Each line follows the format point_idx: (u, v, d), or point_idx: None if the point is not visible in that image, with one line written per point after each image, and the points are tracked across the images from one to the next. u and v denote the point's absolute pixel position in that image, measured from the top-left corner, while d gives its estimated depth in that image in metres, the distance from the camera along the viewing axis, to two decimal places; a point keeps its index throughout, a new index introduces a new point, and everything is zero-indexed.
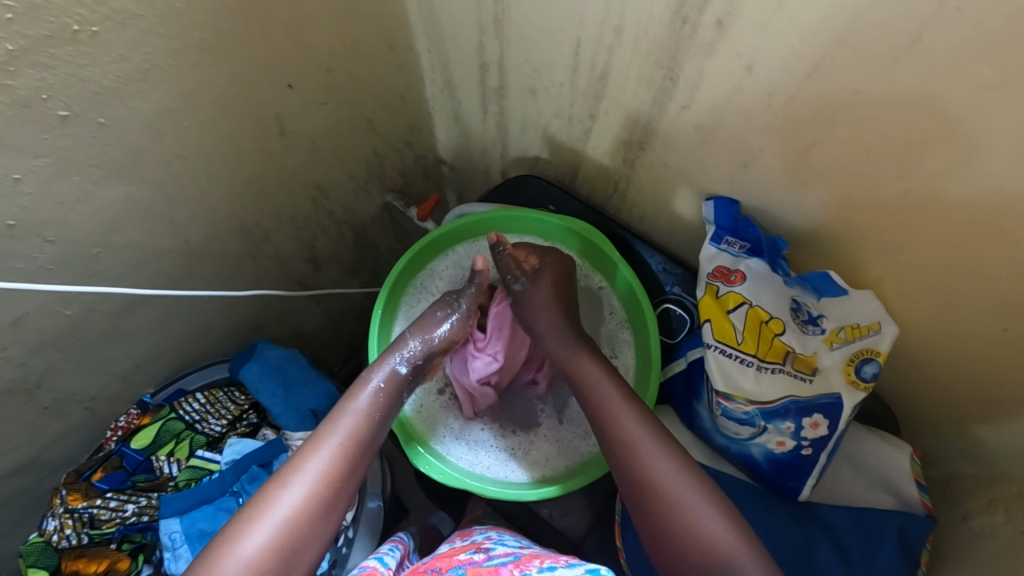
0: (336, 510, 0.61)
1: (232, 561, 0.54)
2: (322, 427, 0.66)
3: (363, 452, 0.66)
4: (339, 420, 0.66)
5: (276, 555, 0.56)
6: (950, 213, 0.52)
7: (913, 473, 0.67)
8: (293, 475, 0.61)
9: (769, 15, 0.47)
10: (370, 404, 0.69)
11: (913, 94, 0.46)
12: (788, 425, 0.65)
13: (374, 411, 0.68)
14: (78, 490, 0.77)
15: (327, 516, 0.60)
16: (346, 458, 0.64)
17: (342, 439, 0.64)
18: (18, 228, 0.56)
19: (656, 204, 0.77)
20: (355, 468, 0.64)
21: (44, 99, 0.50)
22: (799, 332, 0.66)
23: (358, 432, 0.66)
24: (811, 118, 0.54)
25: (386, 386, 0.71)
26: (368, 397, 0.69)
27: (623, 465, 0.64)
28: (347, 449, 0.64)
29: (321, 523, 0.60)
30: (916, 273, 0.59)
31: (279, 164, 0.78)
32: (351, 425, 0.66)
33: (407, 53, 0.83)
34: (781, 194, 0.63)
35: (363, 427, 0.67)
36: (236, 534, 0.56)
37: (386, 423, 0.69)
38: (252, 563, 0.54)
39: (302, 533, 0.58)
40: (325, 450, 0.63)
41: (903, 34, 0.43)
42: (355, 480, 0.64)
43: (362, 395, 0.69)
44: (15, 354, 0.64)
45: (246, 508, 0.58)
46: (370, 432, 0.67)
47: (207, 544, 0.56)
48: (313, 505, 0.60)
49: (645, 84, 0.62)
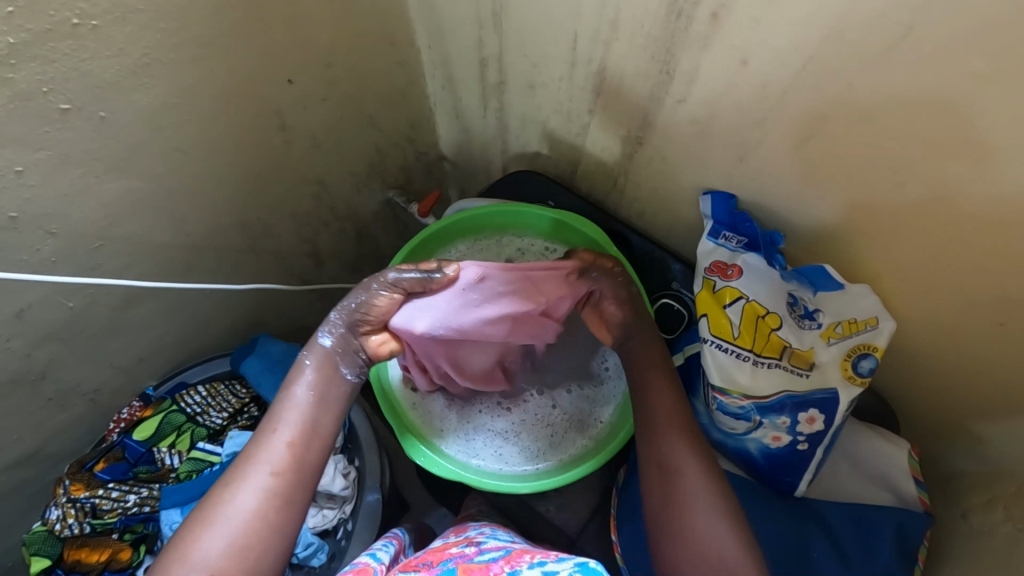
0: (294, 500, 0.59)
1: (190, 569, 0.53)
2: (265, 421, 0.63)
3: (311, 434, 0.63)
4: (280, 411, 0.64)
5: (234, 554, 0.55)
6: (947, 208, 0.52)
7: (912, 470, 0.67)
8: (238, 473, 0.59)
9: (763, 9, 0.47)
10: (308, 387, 0.65)
11: (907, 85, 0.46)
12: (783, 420, 0.65)
13: (316, 393, 0.65)
14: (80, 480, 0.78)
15: (285, 507, 0.59)
16: (294, 445, 0.61)
17: (284, 429, 0.62)
18: (21, 220, 0.57)
19: (656, 199, 0.77)
20: (305, 453, 0.62)
21: (45, 93, 0.51)
22: (796, 327, 0.66)
23: (303, 418, 0.63)
24: (807, 110, 0.53)
25: (319, 366, 0.66)
26: (306, 382, 0.65)
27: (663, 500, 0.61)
28: (294, 436, 0.62)
29: (280, 512, 0.58)
30: (913, 268, 0.59)
31: (280, 159, 0.79)
32: (294, 412, 0.63)
33: (408, 49, 0.83)
34: (777, 189, 0.63)
35: (306, 411, 0.64)
36: (189, 541, 0.55)
37: (334, 401, 0.66)
38: (213, 567, 0.54)
39: (260, 528, 0.56)
40: (269, 442, 0.61)
41: (897, 25, 0.43)
42: (311, 464, 0.62)
43: (298, 381, 0.65)
44: (19, 345, 0.65)
45: (197, 512, 0.57)
46: (314, 415, 0.64)
47: (163, 553, 0.56)
48: (266, 499, 0.58)
49: (641, 78, 0.62)
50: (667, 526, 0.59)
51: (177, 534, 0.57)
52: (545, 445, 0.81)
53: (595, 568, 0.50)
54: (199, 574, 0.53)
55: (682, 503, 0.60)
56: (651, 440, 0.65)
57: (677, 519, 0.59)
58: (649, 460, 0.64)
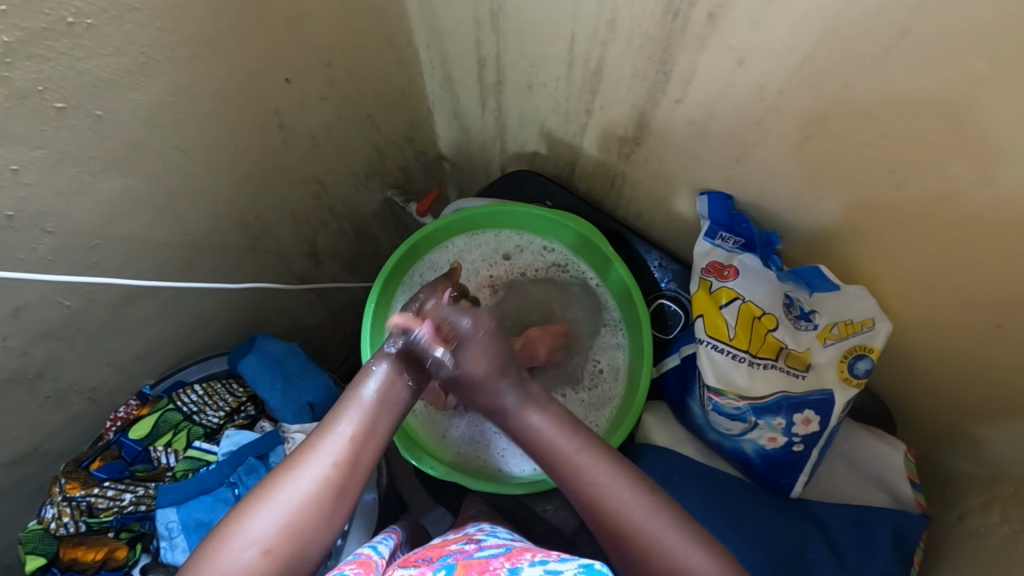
0: (346, 497, 0.61)
1: (243, 545, 0.56)
2: (331, 412, 0.65)
3: (372, 434, 0.64)
4: (346, 406, 0.65)
5: (284, 538, 0.57)
6: (946, 207, 0.52)
7: (907, 471, 0.67)
8: (302, 459, 0.61)
9: (760, 8, 0.47)
10: (375, 388, 0.66)
11: (903, 86, 0.46)
12: (779, 421, 0.64)
13: (381, 395, 0.66)
14: (76, 479, 0.78)
15: (336, 501, 0.61)
16: (354, 443, 0.63)
17: (347, 426, 0.63)
18: (17, 219, 0.57)
19: (654, 200, 0.77)
20: (363, 452, 0.63)
21: (41, 91, 0.51)
22: (792, 328, 0.66)
23: (366, 417, 0.64)
24: (804, 110, 0.53)
25: (390, 368, 0.68)
26: (374, 382, 0.67)
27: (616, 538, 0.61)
28: (354, 434, 0.63)
29: (332, 506, 0.60)
30: (910, 268, 0.59)
31: (278, 158, 0.79)
32: (358, 409, 0.65)
33: (406, 48, 0.83)
34: (775, 190, 0.63)
35: (370, 411, 0.65)
36: (246, 516, 0.58)
37: (395, 404, 0.67)
38: (261, 547, 0.56)
39: (312, 518, 0.59)
40: (332, 435, 0.63)
41: (892, 26, 0.43)
42: (367, 463, 0.64)
43: (367, 380, 0.67)
44: (16, 343, 0.65)
45: (259, 490, 0.60)
46: (376, 416, 0.65)
47: (219, 523, 0.59)
48: (320, 491, 0.60)
49: (639, 79, 0.62)
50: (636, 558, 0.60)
51: (236, 507, 0.59)
52: None
53: (599, 570, 0.49)
54: (250, 550, 0.56)
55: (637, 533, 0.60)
56: (576, 486, 0.64)
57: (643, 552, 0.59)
58: (583, 506, 0.63)
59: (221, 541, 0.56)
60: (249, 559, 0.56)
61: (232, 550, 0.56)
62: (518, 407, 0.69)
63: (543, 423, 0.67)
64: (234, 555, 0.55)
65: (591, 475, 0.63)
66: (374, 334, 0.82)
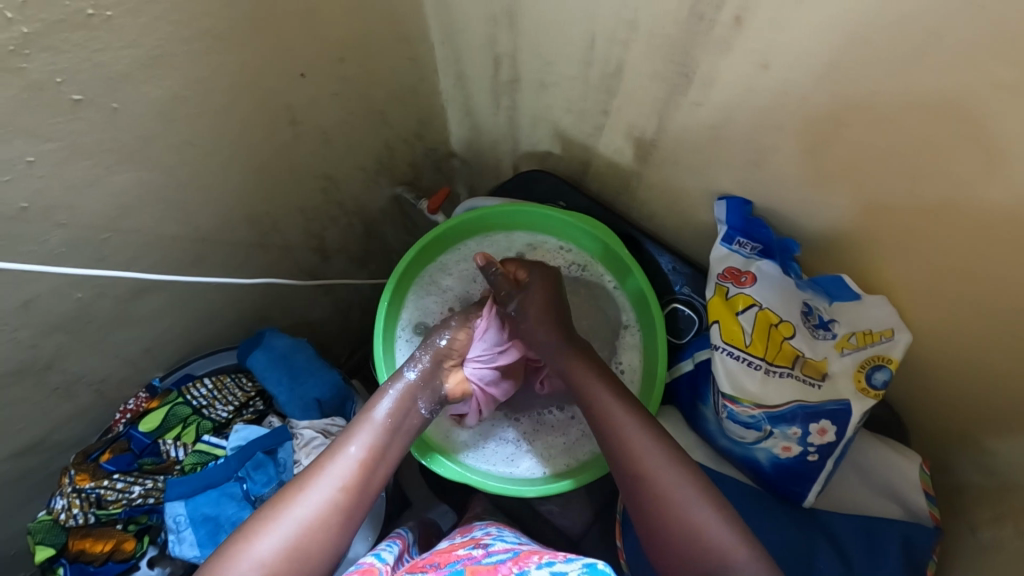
0: (351, 519, 0.62)
1: (247, 564, 0.55)
2: (341, 436, 0.67)
3: (380, 460, 0.67)
4: (357, 429, 0.67)
5: (289, 557, 0.57)
6: (970, 219, 0.51)
7: (922, 483, 0.65)
8: (311, 481, 0.62)
9: (786, 12, 0.46)
10: (386, 413, 0.69)
11: (931, 93, 0.45)
12: (795, 430, 0.63)
13: (392, 421, 0.69)
14: (86, 471, 0.78)
15: (342, 524, 0.61)
16: (364, 466, 0.65)
17: (358, 449, 0.65)
18: (31, 211, 0.56)
19: (668, 203, 0.76)
20: (371, 476, 0.65)
21: (58, 83, 0.51)
22: (809, 337, 0.64)
23: (376, 441, 0.67)
24: (826, 116, 0.52)
25: (401, 395, 0.71)
26: (385, 408, 0.70)
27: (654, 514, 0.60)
28: (364, 457, 0.65)
29: (338, 527, 0.61)
30: (930, 278, 0.58)
31: (289, 153, 0.78)
32: (369, 433, 0.67)
33: (421, 45, 0.82)
34: (793, 194, 0.62)
35: (380, 437, 0.67)
36: (253, 534, 0.58)
37: (402, 432, 0.70)
38: (266, 566, 0.56)
39: (317, 539, 0.59)
40: (344, 456, 0.65)
41: (923, 32, 0.42)
42: (374, 487, 0.65)
43: (378, 406, 0.70)
44: (26, 335, 0.65)
45: (267, 510, 0.60)
46: (385, 441, 0.68)
47: (224, 541, 0.58)
48: (328, 513, 0.60)
49: (658, 81, 0.61)
50: (672, 536, 0.58)
51: (240, 526, 0.59)
52: (553, 450, 0.81)
53: (603, 570, 0.49)
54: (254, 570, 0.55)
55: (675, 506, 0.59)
56: (625, 454, 0.64)
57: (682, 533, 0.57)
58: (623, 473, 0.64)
59: (226, 558, 0.56)
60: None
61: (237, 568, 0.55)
62: (562, 351, 0.75)
63: (578, 367, 0.72)
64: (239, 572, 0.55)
65: (635, 451, 0.63)
66: (386, 335, 0.83)
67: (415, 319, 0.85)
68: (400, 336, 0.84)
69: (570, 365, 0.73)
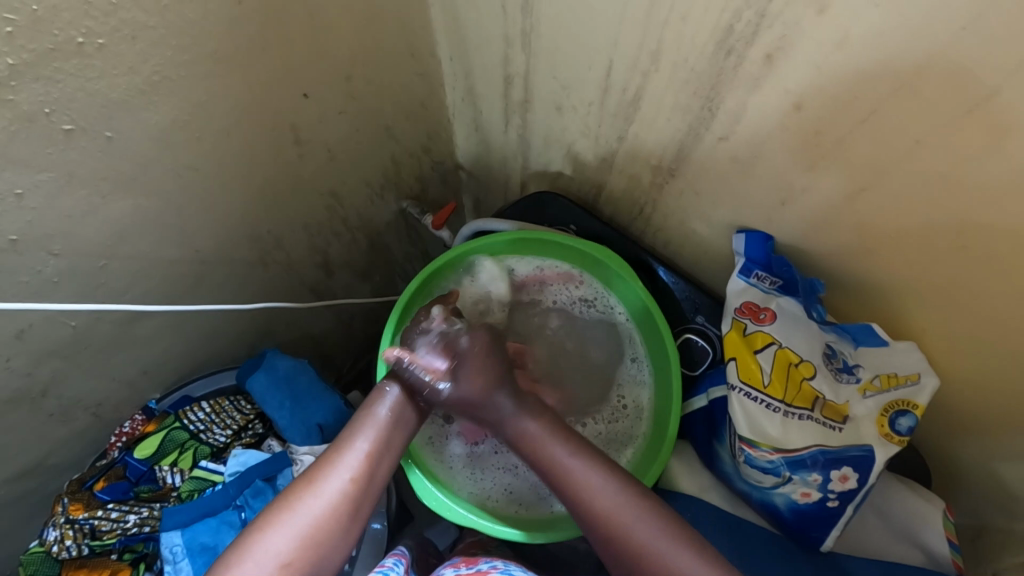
0: (362, 510, 0.63)
1: (262, 560, 0.57)
2: (345, 432, 0.67)
3: (386, 452, 0.67)
4: (361, 425, 0.68)
5: (303, 550, 0.59)
6: (1009, 264, 0.48)
7: (946, 530, 0.63)
8: (319, 476, 0.63)
9: (824, 50, 0.44)
10: (389, 408, 0.69)
11: (974, 136, 0.43)
12: (815, 476, 0.61)
13: (395, 415, 0.70)
14: (80, 500, 0.76)
15: (352, 516, 0.63)
16: (371, 458, 0.66)
17: (364, 443, 0.66)
18: (22, 242, 0.54)
19: (684, 228, 0.73)
20: (378, 468, 0.66)
21: (48, 113, 0.48)
22: (832, 379, 0.62)
23: (380, 435, 0.67)
24: (858, 153, 0.50)
25: (403, 390, 0.71)
26: (388, 403, 0.70)
27: (621, 555, 0.61)
28: (371, 450, 0.66)
29: (349, 518, 0.62)
30: (961, 320, 0.55)
31: (294, 172, 0.76)
32: (373, 427, 0.68)
33: (430, 60, 0.80)
34: (818, 227, 0.59)
35: (383, 431, 0.68)
36: (262, 531, 0.59)
37: (406, 425, 0.70)
38: (282, 560, 0.58)
39: (330, 531, 0.61)
40: (351, 450, 0.65)
41: (974, 78, 0.40)
42: (382, 479, 0.66)
43: (381, 401, 0.70)
44: (20, 365, 0.63)
45: (274, 507, 0.61)
46: (389, 433, 0.68)
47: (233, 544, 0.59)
48: (338, 506, 0.62)
49: (680, 112, 0.58)
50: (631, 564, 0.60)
51: (248, 527, 0.61)
52: None
53: None
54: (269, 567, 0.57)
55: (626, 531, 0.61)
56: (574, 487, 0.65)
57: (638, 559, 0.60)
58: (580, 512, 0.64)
59: (241, 556, 0.57)
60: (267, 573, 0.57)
61: (251, 565, 0.57)
62: (513, 416, 0.70)
63: (536, 431, 0.69)
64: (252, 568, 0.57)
65: (605, 519, 0.62)
66: None
67: None
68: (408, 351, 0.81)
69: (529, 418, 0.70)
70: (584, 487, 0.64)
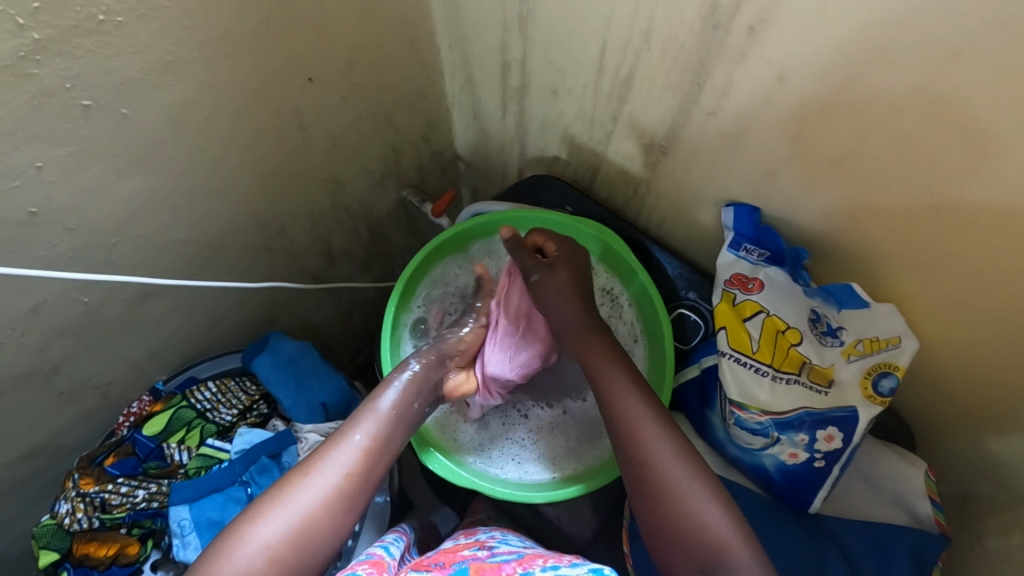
0: (356, 504, 0.63)
1: (250, 548, 0.57)
2: (345, 425, 0.68)
3: (383, 448, 0.67)
4: (361, 417, 0.68)
5: (291, 542, 0.59)
6: (983, 227, 0.51)
7: (928, 489, 0.66)
8: (314, 469, 0.63)
9: (804, 22, 0.47)
10: (391, 403, 0.70)
11: (943, 101, 0.45)
12: (801, 437, 0.64)
13: (396, 411, 0.70)
14: (90, 475, 0.78)
15: (345, 511, 0.63)
16: (367, 453, 0.66)
17: (362, 438, 0.66)
18: (40, 216, 0.56)
19: (677, 207, 0.76)
20: (374, 463, 0.66)
21: (69, 89, 0.50)
22: (817, 344, 0.65)
23: (380, 429, 0.68)
24: (838, 123, 0.52)
25: (406, 387, 0.72)
26: (390, 398, 0.70)
27: (653, 507, 0.61)
28: (368, 445, 0.66)
29: (340, 515, 0.62)
30: (940, 285, 0.58)
31: (299, 156, 0.78)
32: (373, 421, 0.68)
33: (429, 50, 0.83)
34: (802, 199, 0.62)
35: (384, 426, 0.68)
36: (253, 523, 0.59)
37: (406, 421, 0.71)
38: (271, 551, 0.57)
39: (321, 526, 0.60)
40: (348, 444, 0.65)
41: (944, 48, 0.43)
42: (378, 474, 0.66)
43: (384, 396, 0.70)
44: (34, 339, 0.65)
45: (267, 498, 0.62)
46: (388, 430, 0.68)
47: (221, 535, 0.59)
48: (331, 502, 0.62)
49: (671, 89, 0.61)
50: (668, 534, 0.59)
51: (240, 516, 0.61)
52: (559, 452, 0.82)
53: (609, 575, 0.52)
54: (258, 556, 0.57)
55: (676, 510, 0.59)
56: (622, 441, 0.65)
57: (667, 513, 0.60)
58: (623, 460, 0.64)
59: (229, 545, 0.57)
60: (256, 562, 0.57)
61: (240, 554, 0.57)
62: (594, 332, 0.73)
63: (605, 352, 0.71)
64: (243, 555, 0.57)
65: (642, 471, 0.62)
66: (391, 348, 0.83)
67: (417, 328, 0.85)
68: (407, 339, 0.85)
69: (585, 347, 0.73)
70: (631, 436, 0.64)
